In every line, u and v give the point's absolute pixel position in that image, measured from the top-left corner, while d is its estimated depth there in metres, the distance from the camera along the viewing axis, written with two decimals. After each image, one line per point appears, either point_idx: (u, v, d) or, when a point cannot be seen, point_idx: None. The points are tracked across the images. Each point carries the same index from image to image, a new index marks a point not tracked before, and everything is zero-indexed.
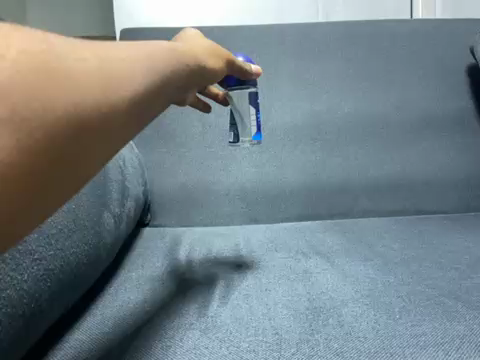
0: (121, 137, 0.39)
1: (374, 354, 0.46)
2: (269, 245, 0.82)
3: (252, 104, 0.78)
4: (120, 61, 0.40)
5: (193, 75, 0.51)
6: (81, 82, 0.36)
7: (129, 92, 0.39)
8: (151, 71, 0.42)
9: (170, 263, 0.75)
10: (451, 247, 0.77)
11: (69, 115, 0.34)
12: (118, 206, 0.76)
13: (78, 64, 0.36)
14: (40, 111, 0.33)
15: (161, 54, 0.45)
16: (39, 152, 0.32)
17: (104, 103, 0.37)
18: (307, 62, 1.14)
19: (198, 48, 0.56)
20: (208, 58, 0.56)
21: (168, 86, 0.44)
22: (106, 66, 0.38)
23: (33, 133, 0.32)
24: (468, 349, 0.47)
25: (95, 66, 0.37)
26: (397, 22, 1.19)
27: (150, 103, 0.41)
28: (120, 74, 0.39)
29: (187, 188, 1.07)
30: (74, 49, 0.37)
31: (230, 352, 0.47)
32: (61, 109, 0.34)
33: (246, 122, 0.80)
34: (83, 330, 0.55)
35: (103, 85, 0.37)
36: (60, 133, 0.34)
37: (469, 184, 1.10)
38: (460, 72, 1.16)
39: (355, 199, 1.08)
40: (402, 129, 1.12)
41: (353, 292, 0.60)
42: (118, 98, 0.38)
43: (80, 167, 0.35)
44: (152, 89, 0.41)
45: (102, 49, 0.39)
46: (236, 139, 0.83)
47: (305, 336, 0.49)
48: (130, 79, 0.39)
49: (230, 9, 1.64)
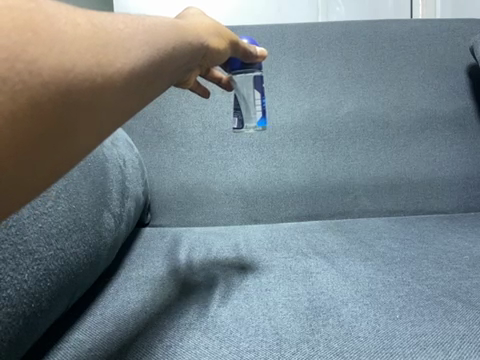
0: (116, 108, 0.38)
1: (374, 354, 0.47)
2: (269, 245, 0.83)
3: (257, 89, 0.76)
4: (116, 31, 0.39)
5: (194, 55, 0.51)
6: (72, 48, 0.35)
7: (125, 62, 0.38)
8: (151, 45, 0.42)
9: (171, 263, 0.76)
10: (452, 247, 0.77)
11: (59, 80, 0.33)
12: (118, 206, 0.77)
13: (68, 29, 0.35)
14: (27, 74, 0.32)
15: (161, 29, 0.44)
16: (23, 116, 0.32)
17: (97, 72, 0.36)
18: (307, 62, 1.14)
19: (199, 26, 0.55)
20: (209, 38, 0.56)
21: (168, 62, 0.44)
22: (100, 34, 0.37)
23: (15, 97, 0.31)
24: (468, 349, 0.47)
25: (89, 32, 0.37)
26: (397, 23, 1.20)
27: (148, 77, 0.41)
28: (116, 44, 0.38)
29: (188, 188, 1.07)
30: (66, 14, 0.36)
31: (231, 352, 0.47)
32: (49, 73, 0.33)
33: (251, 106, 0.78)
34: (83, 329, 0.55)
35: (98, 53, 0.36)
36: (48, 98, 0.33)
37: (469, 184, 1.10)
38: (460, 72, 1.16)
39: (355, 199, 1.08)
40: (402, 129, 1.12)
41: (353, 292, 0.61)
42: (113, 67, 0.37)
43: (70, 135, 0.35)
44: (151, 63, 0.41)
45: (97, 17, 0.39)
46: (241, 125, 0.80)
47: (305, 337, 0.50)
48: (127, 51, 0.39)
49: (231, 9, 1.65)
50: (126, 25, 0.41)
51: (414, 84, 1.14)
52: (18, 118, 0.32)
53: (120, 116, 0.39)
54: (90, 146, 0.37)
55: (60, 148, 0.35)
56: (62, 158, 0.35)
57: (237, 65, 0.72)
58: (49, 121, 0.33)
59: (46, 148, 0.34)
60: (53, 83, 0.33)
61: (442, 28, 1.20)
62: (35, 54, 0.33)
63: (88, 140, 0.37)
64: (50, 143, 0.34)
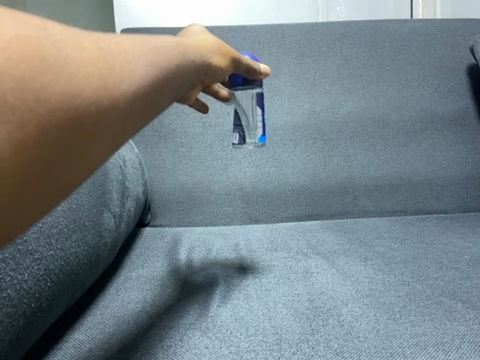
0: (121, 129, 0.38)
1: (374, 354, 0.47)
2: (269, 245, 0.83)
3: (258, 104, 0.77)
4: (121, 52, 0.39)
5: (198, 72, 0.50)
6: (79, 73, 0.35)
7: (131, 83, 0.38)
8: (155, 64, 0.42)
9: (171, 263, 0.76)
10: (452, 247, 0.77)
11: (66, 104, 0.34)
12: (118, 206, 0.77)
13: (76, 54, 0.36)
14: (34, 102, 0.32)
15: (165, 49, 0.44)
16: (31, 143, 0.32)
17: (103, 94, 0.36)
18: (307, 62, 1.14)
19: (202, 44, 0.55)
20: (212, 56, 0.56)
21: (172, 81, 0.44)
22: (106, 56, 0.38)
23: (23, 125, 0.31)
24: (468, 349, 0.47)
25: (94, 55, 0.37)
26: (397, 23, 1.20)
27: (153, 95, 0.41)
28: (121, 65, 0.38)
29: (188, 188, 1.07)
30: (72, 40, 0.37)
31: (230, 352, 0.47)
32: (57, 99, 0.33)
33: (252, 122, 0.78)
34: (83, 329, 0.54)
35: (103, 76, 0.36)
36: (56, 124, 0.33)
37: (469, 184, 1.10)
38: (460, 72, 1.16)
39: (355, 199, 1.08)
40: (402, 129, 1.12)
41: (353, 292, 0.61)
42: (119, 89, 0.37)
43: (75, 160, 0.35)
44: (156, 83, 0.41)
45: (103, 40, 0.39)
46: (241, 142, 0.80)
47: (305, 337, 0.50)
48: (133, 72, 0.39)
49: (231, 9, 1.65)
50: (131, 45, 0.41)
51: (414, 84, 1.14)
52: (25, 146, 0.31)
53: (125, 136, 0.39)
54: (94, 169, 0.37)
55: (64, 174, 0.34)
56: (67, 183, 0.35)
57: (246, 81, 0.73)
58: (55, 148, 0.33)
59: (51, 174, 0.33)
60: (60, 109, 0.33)
61: (442, 28, 1.20)
62: (43, 81, 0.33)
63: (92, 163, 0.36)
64: (56, 169, 0.33)
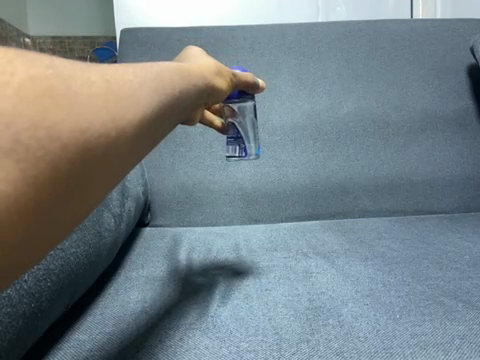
0: (128, 161, 0.36)
1: (374, 354, 0.47)
2: (269, 245, 0.83)
3: (255, 114, 0.77)
4: (128, 82, 0.37)
5: (200, 95, 0.48)
6: (89, 107, 0.33)
7: (138, 113, 0.36)
8: (159, 91, 0.40)
9: (171, 263, 0.76)
10: (452, 247, 0.77)
11: (77, 139, 0.32)
12: (118, 206, 0.77)
13: (84, 90, 0.33)
14: (47, 141, 0.30)
15: (168, 74, 0.42)
16: (41, 181, 0.30)
17: (112, 127, 0.34)
18: (307, 62, 1.14)
19: (204, 66, 0.53)
20: (214, 77, 0.54)
21: (176, 106, 0.42)
22: (114, 88, 0.36)
23: (35, 163, 0.30)
24: (468, 349, 0.47)
25: (101, 89, 0.35)
26: (397, 23, 1.20)
27: (159, 123, 0.39)
28: (128, 96, 0.36)
29: (188, 188, 1.07)
30: (81, 75, 0.34)
31: (230, 352, 0.47)
32: (67, 136, 0.31)
33: (251, 134, 0.78)
34: (84, 330, 0.54)
35: (111, 107, 0.34)
36: (66, 160, 0.31)
37: (469, 184, 1.10)
38: (460, 72, 1.16)
39: (355, 199, 1.08)
40: (402, 129, 1.12)
41: (353, 292, 0.61)
42: (127, 119, 0.35)
43: (82, 197, 0.33)
44: (161, 110, 0.39)
45: (109, 71, 0.37)
46: (243, 154, 0.79)
47: (305, 337, 0.50)
48: (139, 102, 0.37)
49: (231, 9, 1.65)
50: (135, 74, 0.39)
51: (414, 84, 1.14)
52: (36, 185, 0.29)
53: (130, 167, 0.37)
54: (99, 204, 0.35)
55: (71, 211, 0.32)
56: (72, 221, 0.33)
57: (248, 94, 0.72)
58: (64, 185, 0.31)
59: (59, 213, 0.31)
60: (71, 145, 0.31)
61: (442, 28, 1.20)
62: (55, 119, 0.31)
63: (98, 199, 0.34)
64: (64, 206, 0.31)
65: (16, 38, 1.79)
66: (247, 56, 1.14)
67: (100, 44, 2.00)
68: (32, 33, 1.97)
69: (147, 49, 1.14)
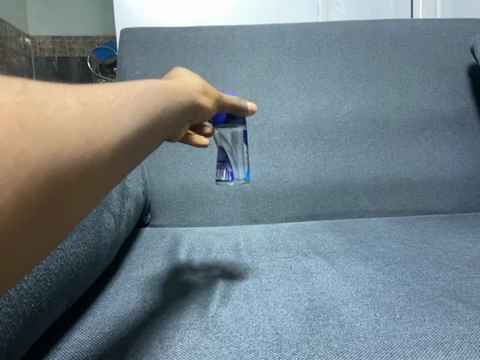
0: (102, 185, 0.35)
1: (374, 354, 0.47)
2: (269, 245, 0.83)
3: (244, 141, 0.78)
4: (105, 104, 0.37)
5: (184, 113, 0.48)
6: (62, 131, 0.32)
7: (113, 135, 0.35)
8: (139, 111, 0.39)
9: (171, 263, 0.76)
10: (452, 247, 0.77)
11: (51, 164, 0.31)
12: (118, 206, 0.77)
13: (58, 113, 0.33)
14: (16, 168, 0.30)
15: (150, 93, 0.42)
16: (10, 210, 0.29)
17: (86, 149, 0.33)
18: (307, 62, 1.14)
19: (191, 84, 0.53)
20: (200, 95, 0.53)
21: (156, 125, 0.41)
22: (90, 111, 0.35)
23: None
24: (468, 349, 0.47)
25: (76, 111, 0.34)
26: (397, 22, 1.20)
27: (138, 144, 0.38)
28: (105, 117, 0.35)
29: (188, 188, 1.07)
30: (55, 98, 0.34)
31: (230, 352, 0.47)
32: (38, 162, 0.30)
33: (240, 159, 0.78)
34: (83, 330, 0.54)
35: (85, 130, 0.33)
36: (36, 188, 0.30)
37: (469, 184, 1.11)
38: (460, 72, 1.16)
39: (355, 199, 1.08)
40: (402, 129, 1.12)
41: (353, 292, 0.61)
42: (102, 141, 0.34)
43: (54, 223, 0.32)
44: (140, 131, 0.38)
45: (85, 93, 0.36)
46: (229, 177, 0.77)
47: (306, 337, 0.50)
48: (115, 124, 0.36)
49: (231, 8, 1.64)
50: (115, 96, 0.38)
51: (414, 84, 1.14)
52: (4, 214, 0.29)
53: (106, 190, 0.36)
54: (74, 225, 0.35)
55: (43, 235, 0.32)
56: (43, 247, 0.32)
57: (239, 118, 0.71)
58: (34, 213, 0.30)
59: (28, 241, 0.31)
60: (41, 172, 0.31)
61: (443, 28, 1.20)
62: (27, 145, 0.30)
63: (72, 221, 0.34)
64: (35, 232, 0.31)
65: (16, 38, 1.79)
66: (247, 56, 1.14)
67: (100, 43, 2.00)
68: (32, 33, 1.98)
69: (147, 49, 1.14)
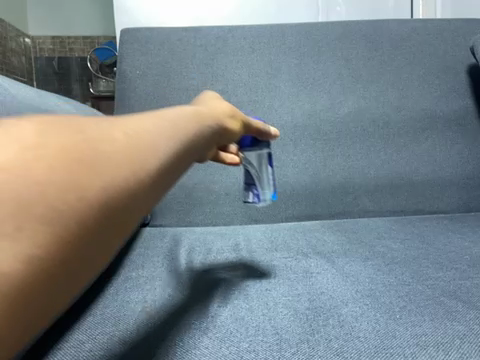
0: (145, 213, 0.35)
1: (374, 354, 0.47)
2: (269, 245, 0.83)
3: (269, 164, 0.77)
4: (145, 134, 0.37)
5: (212, 139, 0.48)
6: (112, 163, 0.32)
7: (155, 162, 0.35)
8: (175, 139, 0.39)
9: (171, 263, 0.76)
10: (452, 247, 0.77)
11: (100, 196, 0.30)
12: None
13: (107, 147, 0.33)
14: (76, 201, 0.29)
15: (182, 122, 0.42)
16: (69, 243, 0.28)
17: (134, 179, 0.33)
18: (307, 62, 1.14)
19: (217, 109, 0.54)
20: (226, 119, 0.54)
21: (189, 153, 0.41)
22: (135, 142, 0.35)
23: (62, 222, 0.28)
24: (468, 350, 0.47)
25: (123, 144, 0.34)
26: (397, 22, 1.20)
27: (175, 172, 0.38)
28: (148, 148, 0.36)
29: (188, 187, 1.07)
30: (103, 134, 0.34)
31: (231, 352, 0.47)
32: (95, 194, 0.30)
33: (266, 181, 0.78)
34: (83, 331, 0.54)
35: (132, 161, 0.34)
36: (93, 220, 0.30)
37: (469, 184, 1.10)
38: (460, 72, 1.16)
39: (355, 199, 1.08)
40: (402, 129, 1.12)
41: (353, 292, 0.61)
42: (147, 170, 0.34)
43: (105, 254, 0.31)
44: (176, 159, 0.38)
45: (127, 126, 0.36)
46: (257, 200, 0.78)
47: (306, 337, 0.50)
48: (157, 153, 0.36)
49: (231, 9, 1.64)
50: (151, 125, 0.38)
51: (414, 84, 1.14)
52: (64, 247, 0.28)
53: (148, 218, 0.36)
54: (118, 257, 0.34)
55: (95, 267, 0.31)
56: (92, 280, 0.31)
57: (263, 142, 0.73)
58: (89, 245, 0.30)
59: (82, 273, 0.30)
60: (97, 203, 0.30)
61: (443, 28, 1.20)
62: (84, 179, 0.30)
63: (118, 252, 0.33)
64: (90, 264, 0.30)
65: (16, 38, 1.78)
66: (247, 56, 1.14)
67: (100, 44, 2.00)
68: (32, 34, 1.97)
69: (147, 49, 1.14)
